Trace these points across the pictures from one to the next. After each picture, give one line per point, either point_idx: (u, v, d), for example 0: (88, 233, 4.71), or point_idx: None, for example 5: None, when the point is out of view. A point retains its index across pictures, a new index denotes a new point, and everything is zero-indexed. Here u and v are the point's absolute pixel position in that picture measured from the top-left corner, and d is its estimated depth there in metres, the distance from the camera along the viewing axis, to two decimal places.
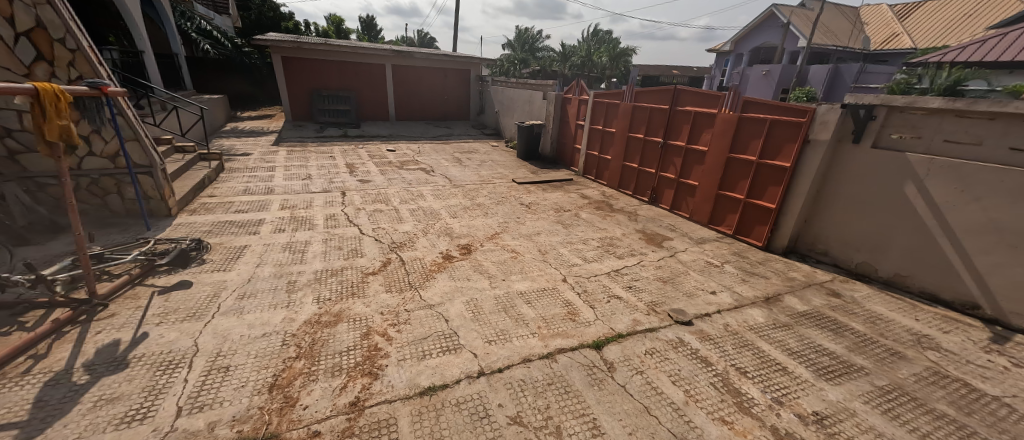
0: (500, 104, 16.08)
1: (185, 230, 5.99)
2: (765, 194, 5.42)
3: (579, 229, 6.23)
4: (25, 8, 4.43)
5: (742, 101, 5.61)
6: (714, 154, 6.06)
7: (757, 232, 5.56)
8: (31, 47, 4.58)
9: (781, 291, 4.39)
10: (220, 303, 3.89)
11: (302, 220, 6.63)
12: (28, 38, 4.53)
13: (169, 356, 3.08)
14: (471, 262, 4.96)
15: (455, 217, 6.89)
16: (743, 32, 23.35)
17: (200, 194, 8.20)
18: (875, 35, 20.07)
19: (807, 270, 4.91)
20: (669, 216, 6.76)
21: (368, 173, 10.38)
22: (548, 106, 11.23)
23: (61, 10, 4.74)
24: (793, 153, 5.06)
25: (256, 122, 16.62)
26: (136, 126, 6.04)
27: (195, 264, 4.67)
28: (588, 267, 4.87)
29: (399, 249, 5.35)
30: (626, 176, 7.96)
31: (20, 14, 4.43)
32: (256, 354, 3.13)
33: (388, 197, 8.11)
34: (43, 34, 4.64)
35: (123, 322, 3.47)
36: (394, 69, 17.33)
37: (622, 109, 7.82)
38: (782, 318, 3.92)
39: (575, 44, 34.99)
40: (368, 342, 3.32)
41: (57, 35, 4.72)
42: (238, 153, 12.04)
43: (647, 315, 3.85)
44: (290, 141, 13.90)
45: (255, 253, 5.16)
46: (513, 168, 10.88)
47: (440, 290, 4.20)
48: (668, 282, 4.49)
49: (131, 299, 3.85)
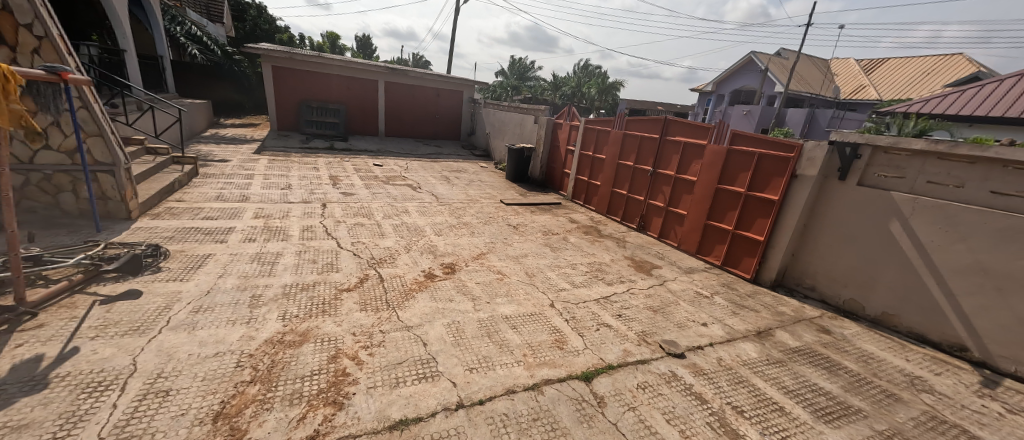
0: (491, 126, 16.11)
1: (144, 235, 5.54)
2: (753, 226, 5.35)
3: (567, 253, 6.04)
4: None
5: (731, 134, 5.65)
6: (703, 184, 6.03)
7: (745, 264, 5.45)
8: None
9: (772, 325, 4.12)
10: (171, 316, 3.50)
11: (277, 230, 6.25)
12: None
13: (99, 376, 2.68)
14: (455, 282, 4.68)
15: (440, 234, 6.62)
16: (723, 75, 24.40)
17: (168, 198, 7.75)
18: (844, 86, 21.29)
19: (796, 304, 4.71)
20: (657, 243, 6.65)
21: (352, 186, 10.07)
22: (539, 130, 11.27)
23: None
24: (780, 187, 5.03)
25: (239, 130, 16.17)
26: (101, 120, 5.64)
27: (149, 272, 4.27)
28: (577, 292, 4.63)
29: (378, 265, 5.03)
30: (615, 203, 7.89)
31: None
32: (204, 377, 2.76)
33: (371, 211, 7.79)
34: (8, 18, 4.32)
35: (53, 335, 3.08)
36: (386, 85, 17.26)
37: (613, 136, 7.84)
38: (774, 354, 3.60)
39: (567, 76, 36.12)
40: (335, 366, 2.97)
41: (23, 20, 4.40)
42: (215, 158, 11.60)
43: (637, 345, 3.56)
44: (272, 149, 13.50)
45: (219, 262, 4.75)
46: (501, 189, 10.76)
47: (419, 311, 3.88)
48: (658, 312, 4.27)
49: (67, 308, 3.47)
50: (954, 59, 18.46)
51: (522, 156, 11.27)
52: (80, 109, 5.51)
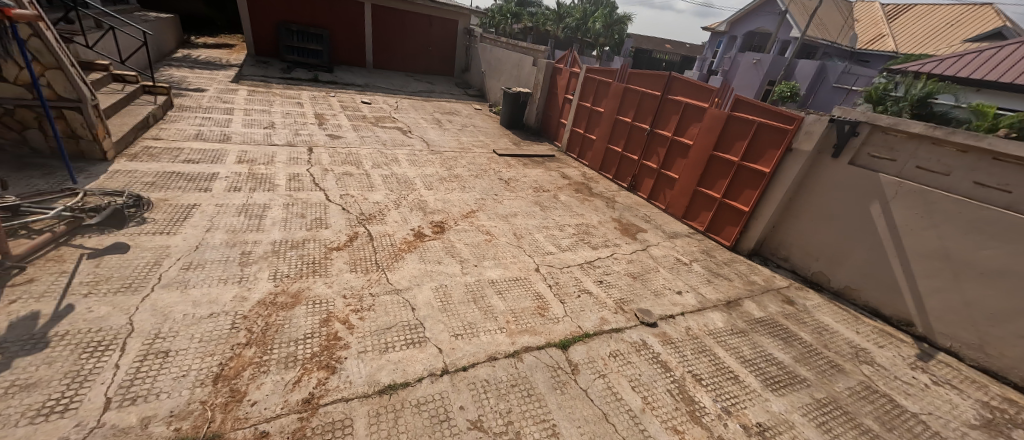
0: (487, 64, 15.31)
1: (124, 180, 5.41)
2: (741, 196, 5.47)
3: (555, 213, 6.13)
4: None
5: (734, 99, 5.54)
6: (698, 149, 6.03)
7: (727, 232, 5.64)
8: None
9: (741, 295, 4.38)
10: (162, 273, 3.56)
11: (263, 177, 6.13)
12: None
13: (98, 335, 2.79)
14: (444, 243, 4.78)
15: (431, 188, 6.59)
16: (739, 14, 23.12)
17: (144, 135, 7.43)
18: (862, 35, 20.42)
19: (768, 274, 4.98)
20: (645, 205, 6.77)
21: (340, 128, 9.74)
22: (536, 74, 10.80)
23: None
24: (774, 159, 5.07)
25: (214, 53, 15.03)
26: (58, 51, 5.21)
27: (134, 224, 4.25)
28: (562, 257, 4.80)
29: (367, 222, 5.06)
30: (608, 160, 7.87)
31: None
32: (201, 338, 2.89)
33: (360, 159, 7.65)
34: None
35: (46, 290, 3.14)
36: (374, 11, 15.98)
37: (614, 89, 7.60)
38: (739, 324, 3.87)
39: (570, 6, 33.73)
40: (327, 329, 3.13)
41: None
42: (189, 87, 10.94)
43: (613, 313, 3.79)
44: (252, 79, 12.73)
45: (206, 214, 4.73)
46: (494, 136, 10.53)
47: (408, 273, 4.03)
48: (637, 278, 4.49)
49: (55, 262, 3.50)
50: (981, 11, 17.64)
51: (518, 101, 10.91)
52: (31, 38, 5.04)
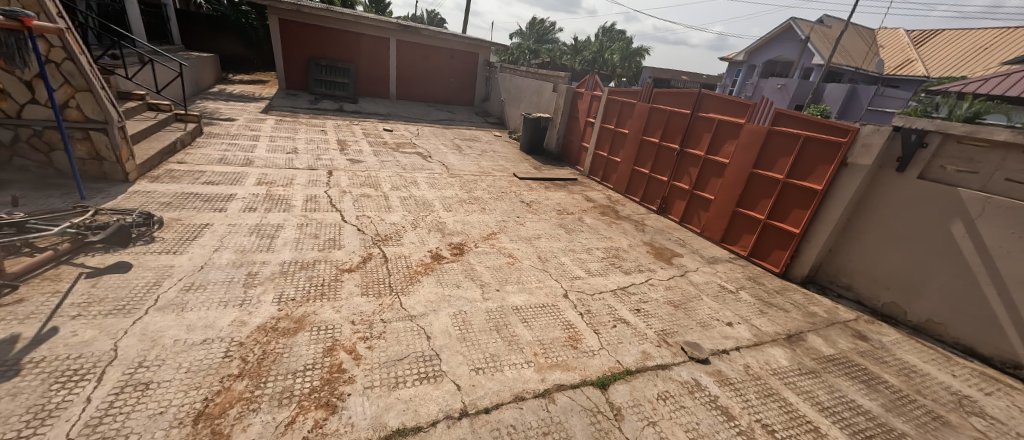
0: (507, 93, 15.40)
1: (141, 200, 5.31)
2: (789, 217, 4.94)
3: (581, 235, 5.71)
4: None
5: (773, 113, 5.13)
6: (736, 168, 5.58)
7: (774, 257, 5.08)
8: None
9: (803, 328, 3.80)
10: (160, 294, 3.28)
11: (279, 199, 5.97)
12: None
13: (76, 363, 2.48)
14: (462, 266, 4.42)
15: (449, 210, 6.29)
16: (758, 43, 22.95)
17: (169, 159, 7.47)
18: (889, 60, 19.86)
19: (829, 305, 4.38)
20: (677, 228, 6.29)
21: (361, 153, 9.70)
22: (557, 99, 10.69)
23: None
24: (826, 175, 4.57)
25: (247, 87, 15.65)
26: (89, 74, 5.25)
27: (141, 243, 4.04)
28: (592, 282, 4.35)
29: (383, 243, 4.76)
30: (634, 182, 7.46)
31: None
32: (188, 368, 2.55)
33: (379, 182, 7.47)
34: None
35: (32, 312, 2.88)
36: (398, 45, 16.49)
37: (638, 109, 7.31)
38: (806, 362, 3.30)
39: (587, 40, 34.51)
40: (330, 360, 2.75)
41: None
42: (220, 117, 11.24)
43: (656, 346, 3.29)
44: (279, 109, 13.08)
45: (216, 234, 4.51)
46: (515, 161, 10.31)
47: (424, 298, 3.66)
48: (679, 307, 3.98)
49: (50, 281, 3.27)
50: (1016, 33, 16.97)
51: (539, 127, 10.74)
52: (65, 61, 5.10)
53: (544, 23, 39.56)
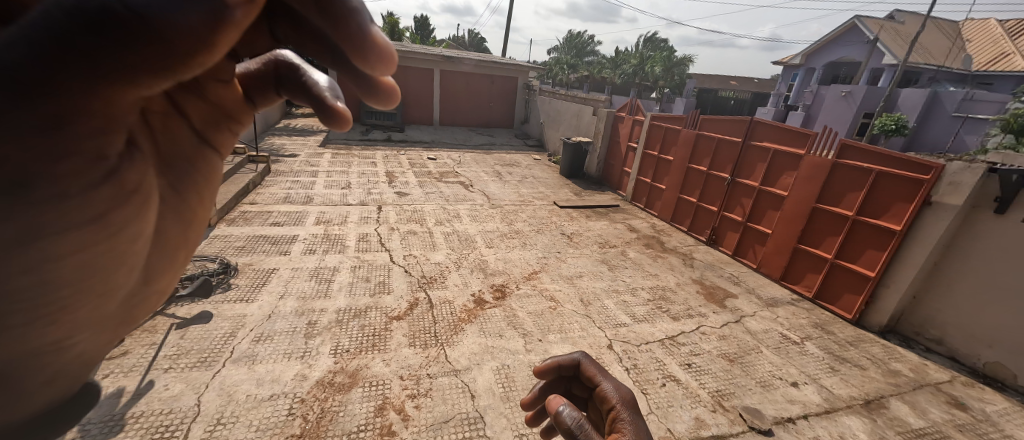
0: (546, 115, 15.51)
1: (220, 245, 5.92)
2: (861, 258, 4.53)
3: (625, 273, 5.58)
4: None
5: (839, 144, 4.78)
6: (795, 201, 5.22)
7: (845, 301, 4.67)
8: None
9: (884, 392, 3.46)
10: (235, 345, 3.63)
11: (335, 239, 6.41)
12: None
13: (168, 419, 2.82)
14: (504, 311, 4.48)
15: (491, 246, 6.42)
16: (818, 45, 21.41)
17: (243, 200, 8.28)
18: (979, 54, 17.76)
19: (914, 361, 3.94)
20: (730, 263, 5.96)
21: (407, 185, 10.18)
22: (597, 123, 10.61)
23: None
24: (905, 214, 4.16)
25: (308, 121, 17.01)
26: None
27: (219, 291, 4.48)
28: (638, 330, 4.22)
29: (428, 287, 4.93)
30: (681, 211, 7.19)
31: None
32: (259, 427, 2.82)
33: (424, 216, 7.79)
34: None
35: (133, 365, 3.29)
36: (441, 75, 17.26)
37: (684, 136, 7.07)
38: (889, 437, 3.02)
39: (628, 52, 34.05)
40: (381, 420, 2.93)
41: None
42: (285, 154, 12.31)
43: (711, 411, 3.19)
44: (336, 143, 14.07)
45: (281, 279, 4.92)
46: (555, 187, 10.31)
47: (468, 349, 3.74)
48: (736, 362, 3.76)
49: (148, 333, 3.71)
50: None
51: (578, 151, 10.73)
52: None
53: (583, 37, 39.82)
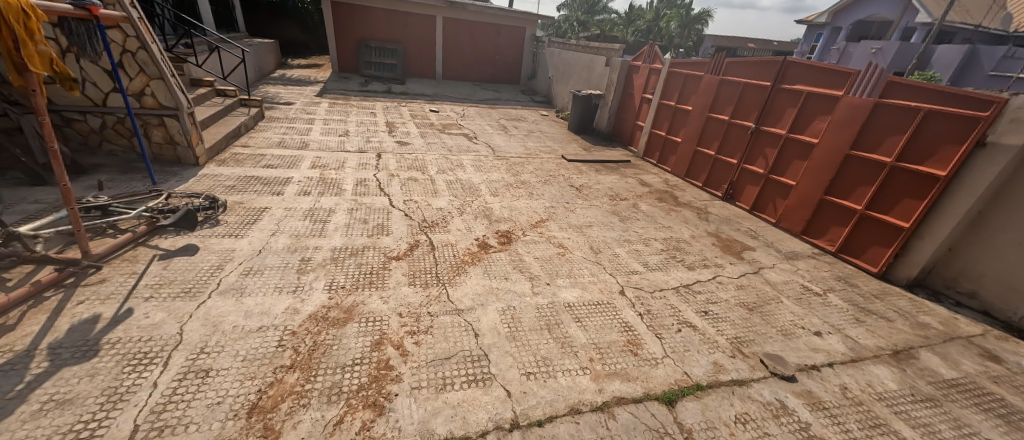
0: (554, 70, 14.76)
1: (210, 184, 5.60)
2: (896, 208, 4.22)
3: (637, 224, 5.30)
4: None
5: (883, 83, 4.35)
6: (826, 149, 4.85)
7: (872, 254, 4.41)
8: None
9: (914, 344, 3.27)
10: (222, 278, 3.39)
11: (332, 182, 6.08)
12: None
13: (146, 345, 2.61)
14: (510, 256, 4.22)
15: (496, 195, 6.10)
16: (844, 3, 20.14)
17: (235, 143, 7.87)
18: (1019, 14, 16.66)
19: (944, 315, 3.73)
20: (747, 217, 5.68)
21: (408, 135, 9.73)
22: (609, 75, 10.01)
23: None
24: (953, 158, 3.82)
25: (305, 71, 16.27)
26: (161, 63, 5.51)
27: (206, 226, 4.20)
28: (651, 278, 3.99)
29: (429, 230, 4.66)
30: (696, 164, 6.81)
31: None
32: (245, 357, 2.61)
33: (425, 164, 7.43)
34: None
35: (111, 293, 3.06)
36: (445, 23, 16.30)
37: (706, 82, 6.58)
38: (921, 387, 2.85)
39: (641, 9, 32.37)
40: (378, 355, 2.72)
41: None
42: (280, 101, 11.75)
43: (730, 356, 3.00)
44: (334, 93, 13.44)
45: (274, 218, 4.64)
46: (562, 142, 9.86)
47: (471, 290, 3.51)
48: (755, 311, 3.55)
49: (128, 263, 3.46)
50: None
51: (588, 105, 10.18)
52: (139, 51, 5.39)
53: None
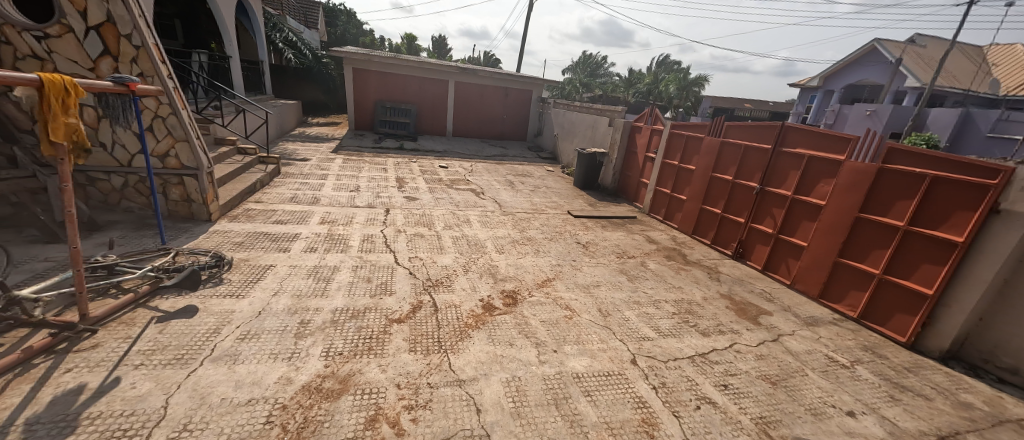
0: (560, 128, 15.28)
1: (218, 240, 5.64)
2: (915, 274, 4.06)
3: (647, 284, 5.14)
4: (98, 2, 4.58)
5: (885, 148, 4.37)
6: (834, 211, 4.78)
7: (896, 322, 4.17)
8: (98, 41, 4.72)
9: (958, 428, 2.98)
10: (217, 343, 3.28)
11: (338, 239, 6.09)
12: (97, 32, 4.68)
13: (127, 422, 2.48)
14: (515, 319, 4.06)
15: (502, 251, 6.04)
16: (836, 67, 21.05)
17: (249, 198, 8.06)
18: (1006, 79, 17.22)
19: (987, 393, 3.44)
20: (760, 278, 5.50)
21: (417, 191, 9.90)
22: (613, 133, 10.29)
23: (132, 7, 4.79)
24: (968, 224, 3.72)
25: (322, 129, 17.05)
26: (187, 127, 5.80)
27: (208, 286, 4.16)
28: (664, 345, 3.78)
29: (433, 290, 4.56)
30: (703, 222, 6.75)
31: (93, 9, 4.59)
32: (230, 437, 2.44)
33: (432, 220, 7.46)
34: (112, 29, 4.73)
35: (101, 360, 2.96)
36: (456, 86, 17.24)
37: (708, 143, 6.70)
38: None
39: (642, 71, 34.12)
40: (372, 434, 2.53)
41: (124, 32, 4.79)
42: (296, 157, 12.20)
43: None
44: (348, 150, 13.94)
45: (278, 276, 4.60)
46: (568, 197, 9.95)
47: (474, 358, 3.34)
48: (779, 385, 3.30)
49: (124, 326, 3.38)
50: None
51: (594, 162, 10.37)
52: (169, 116, 5.70)
53: (596, 58, 40.22)
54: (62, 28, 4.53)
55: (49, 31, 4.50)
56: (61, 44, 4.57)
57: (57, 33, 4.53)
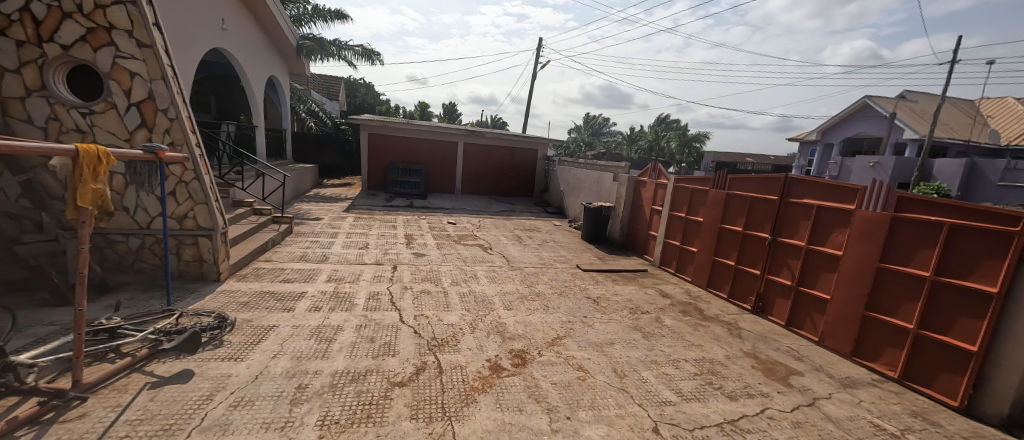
0: (566, 184, 15.54)
1: (224, 300, 5.59)
2: (954, 328, 3.78)
3: (664, 342, 4.85)
4: (143, 82, 4.95)
5: (894, 197, 4.29)
6: (852, 262, 4.59)
7: (943, 382, 3.82)
8: (138, 115, 5.03)
9: None
10: (209, 410, 3.11)
11: (344, 297, 5.98)
12: (138, 108, 5.00)
13: None
14: (525, 381, 3.79)
15: (510, 308, 5.83)
16: (831, 122, 21.58)
17: (259, 257, 8.13)
18: (1005, 130, 17.41)
19: None
20: (784, 334, 5.18)
21: (425, 247, 9.91)
22: (618, 188, 10.38)
23: (173, 87, 5.14)
24: (999, 274, 3.53)
25: (337, 189, 17.61)
26: (207, 190, 5.99)
27: (207, 349, 4.02)
28: (688, 411, 3.46)
29: (438, 350, 4.34)
30: (717, 275, 6.53)
31: (138, 88, 4.95)
32: None
33: (439, 276, 7.37)
34: (151, 105, 5.05)
35: (85, 431, 2.81)
36: (465, 147, 17.94)
37: (713, 196, 6.66)
38: None
39: (643, 129, 35.35)
40: None
41: (162, 106, 5.09)
42: (309, 217, 12.49)
43: None
44: (359, 208, 14.20)
45: (279, 337, 4.44)
46: (578, 251, 9.84)
47: (480, 427, 3.09)
48: None
49: (116, 392, 3.23)
50: None
51: (601, 216, 10.37)
52: (192, 181, 5.92)
53: (599, 117, 41.90)
54: (107, 105, 4.86)
55: (95, 107, 4.81)
56: (103, 119, 4.86)
57: (101, 109, 4.84)
